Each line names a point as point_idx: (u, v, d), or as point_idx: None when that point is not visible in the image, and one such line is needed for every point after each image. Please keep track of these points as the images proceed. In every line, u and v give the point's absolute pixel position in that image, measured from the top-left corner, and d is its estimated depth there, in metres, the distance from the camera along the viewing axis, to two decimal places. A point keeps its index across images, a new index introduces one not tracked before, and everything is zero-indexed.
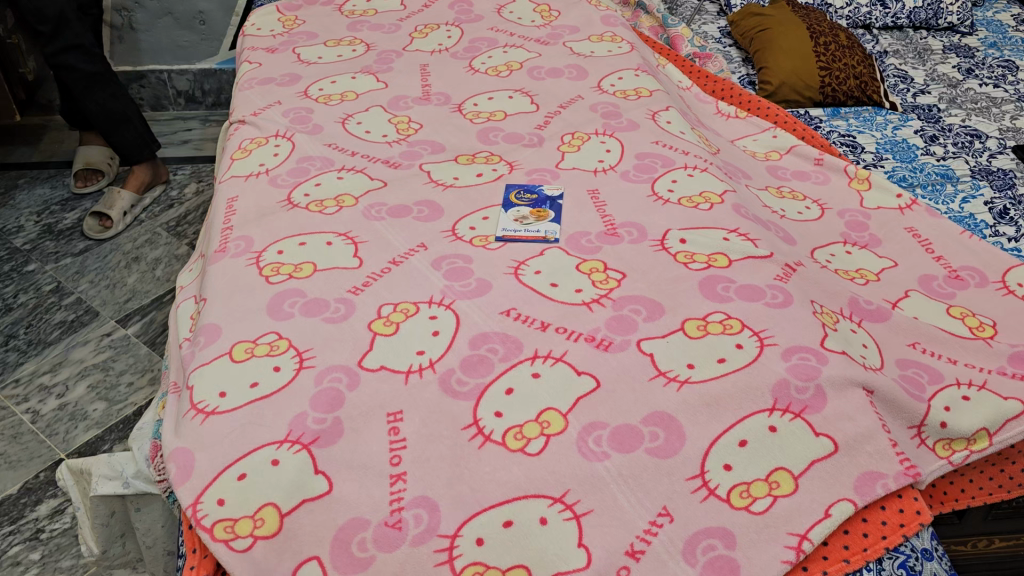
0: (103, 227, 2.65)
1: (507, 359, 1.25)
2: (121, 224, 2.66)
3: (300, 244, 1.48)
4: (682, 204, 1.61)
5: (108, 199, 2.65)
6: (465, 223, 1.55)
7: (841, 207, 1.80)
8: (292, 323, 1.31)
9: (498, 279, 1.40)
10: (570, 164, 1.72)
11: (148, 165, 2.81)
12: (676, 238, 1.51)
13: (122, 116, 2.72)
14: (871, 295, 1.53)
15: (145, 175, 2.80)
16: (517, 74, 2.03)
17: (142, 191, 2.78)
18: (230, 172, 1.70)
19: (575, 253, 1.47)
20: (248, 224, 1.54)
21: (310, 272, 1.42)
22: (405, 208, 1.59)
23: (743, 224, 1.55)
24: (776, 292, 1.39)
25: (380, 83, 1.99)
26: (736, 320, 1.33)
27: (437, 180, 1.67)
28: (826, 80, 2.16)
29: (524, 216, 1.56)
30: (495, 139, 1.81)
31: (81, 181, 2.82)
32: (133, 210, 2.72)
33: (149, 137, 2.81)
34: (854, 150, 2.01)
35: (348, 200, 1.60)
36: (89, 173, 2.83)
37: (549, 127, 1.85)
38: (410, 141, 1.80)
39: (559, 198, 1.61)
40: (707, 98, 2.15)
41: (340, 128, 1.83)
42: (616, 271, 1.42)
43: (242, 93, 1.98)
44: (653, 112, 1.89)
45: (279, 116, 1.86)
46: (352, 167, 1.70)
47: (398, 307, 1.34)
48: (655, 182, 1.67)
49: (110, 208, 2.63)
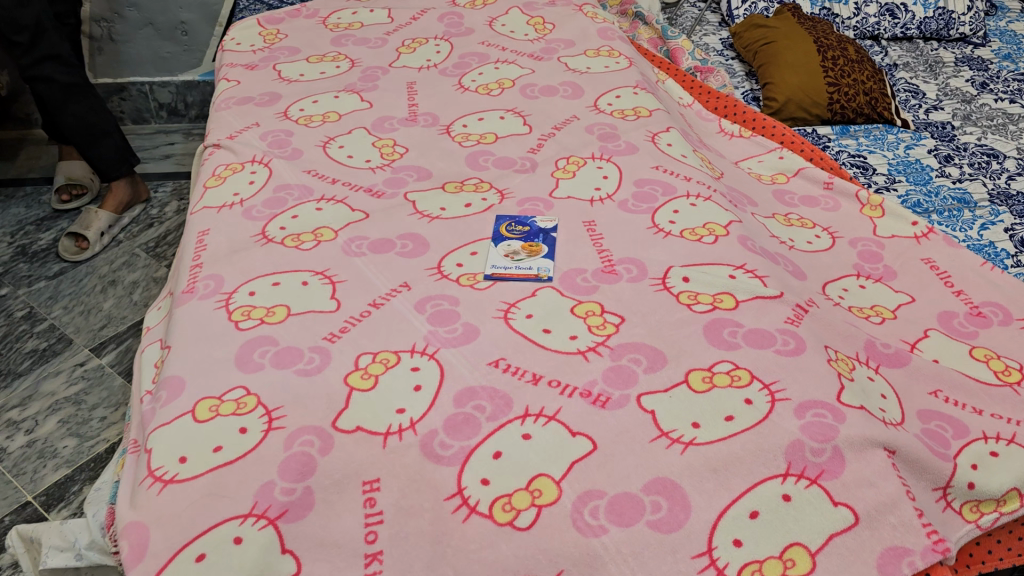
0: (79, 249, 2.54)
1: (495, 418, 1.14)
2: (98, 245, 2.55)
3: (273, 283, 1.37)
4: (685, 236, 1.50)
5: (84, 219, 2.55)
6: (452, 259, 1.45)
7: (854, 235, 1.70)
8: (262, 376, 1.20)
9: (487, 325, 1.30)
10: (565, 192, 1.62)
11: (127, 181, 2.71)
12: (679, 276, 1.40)
13: (100, 130, 2.59)
14: (888, 336, 1.43)
15: (124, 193, 2.69)
16: (510, 93, 1.92)
17: (120, 211, 2.68)
18: (202, 203, 1.59)
19: (570, 294, 1.36)
20: (219, 261, 1.43)
21: (284, 316, 1.31)
22: (388, 243, 1.48)
23: (751, 260, 1.45)
24: (788, 338, 1.28)
25: (365, 103, 1.89)
26: (745, 370, 1.22)
27: (423, 210, 1.57)
28: (834, 96, 2.05)
29: (516, 251, 1.46)
30: (484, 164, 1.70)
31: (64, 195, 2.71)
32: (111, 230, 2.62)
33: (128, 151, 2.69)
34: (864, 171, 1.91)
35: (327, 234, 1.50)
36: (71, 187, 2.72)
37: (542, 151, 1.74)
38: (395, 167, 1.69)
39: (552, 231, 1.50)
40: (709, 116, 2.04)
41: (321, 152, 1.73)
42: (614, 314, 1.32)
43: (218, 113, 1.87)
44: (653, 134, 1.78)
45: (256, 140, 1.76)
46: (332, 197, 1.60)
47: (377, 357, 1.23)
48: (655, 212, 1.56)
49: (86, 229, 2.53)
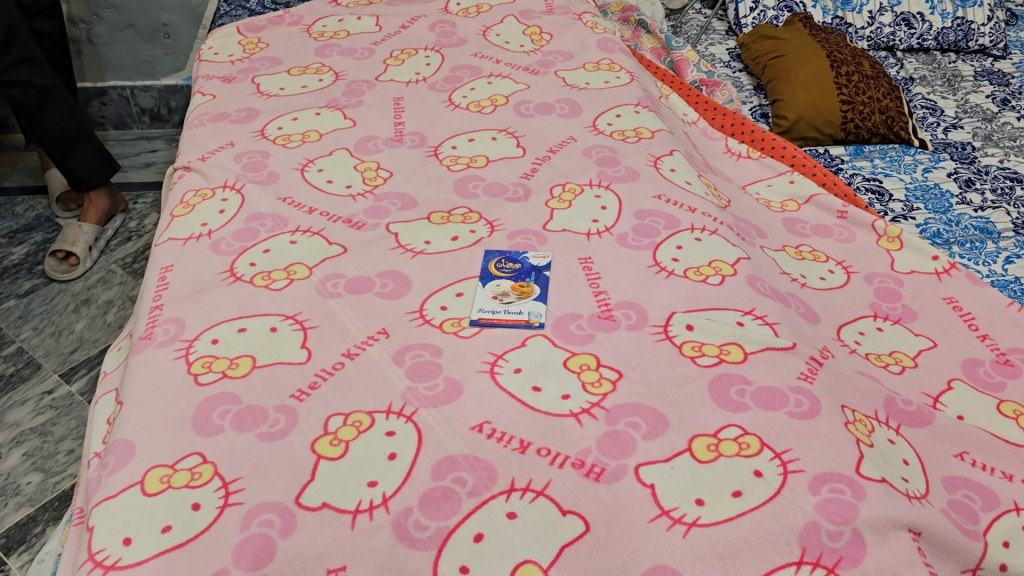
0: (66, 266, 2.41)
1: (477, 494, 1.03)
2: (89, 259, 2.43)
3: (239, 330, 1.26)
4: (688, 277, 1.38)
5: (68, 234, 2.42)
6: (435, 302, 1.33)
7: (870, 269, 1.58)
8: (221, 440, 1.09)
9: (470, 380, 1.18)
10: (560, 224, 1.50)
11: (106, 192, 2.59)
12: (682, 323, 1.28)
13: (78, 136, 2.45)
14: (909, 389, 1.31)
15: (105, 203, 2.57)
16: (503, 111, 1.80)
17: (102, 223, 2.56)
18: (167, 234, 1.48)
19: (563, 344, 1.24)
20: (182, 302, 1.31)
21: (249, 369, 1.19)
22: (366, 282, 1.37)
23: (759, 305, 1.33)
24: (801, 398, 1.17)
25: (348, 120, 1.77)
26: (754, 437, 1.11)
27: (405, 244, 1.45)
28: (848, 115, 1.93)
29: (505, 292, 1.34)
30: (473, 191, 1.59)
31: (66, 205, 2.63)
32: (98, 244, 2.50)
33: (107, 156, 2.56)
34: (880, 197, 1.79)
35: (300, 271, 1.38)
36: (71, 195, 2.64)
37: (536, 177, 1.62)
38: (377, 194, 1.57)
39: (545, 269, 1.39)
40: (715, 135, 1.92)
41: (298, 177, 1.61)
42: (611, 369, 1.20)
43: (191, 131, 1.75)
44: (655, 159, 1.66)
45: (230, 162, 1.64)
46: (308, 228, 1.48)
47: (349, 420, 1.12)
48: (657, 248, 1.44)
49: (73, 245, 2.40)
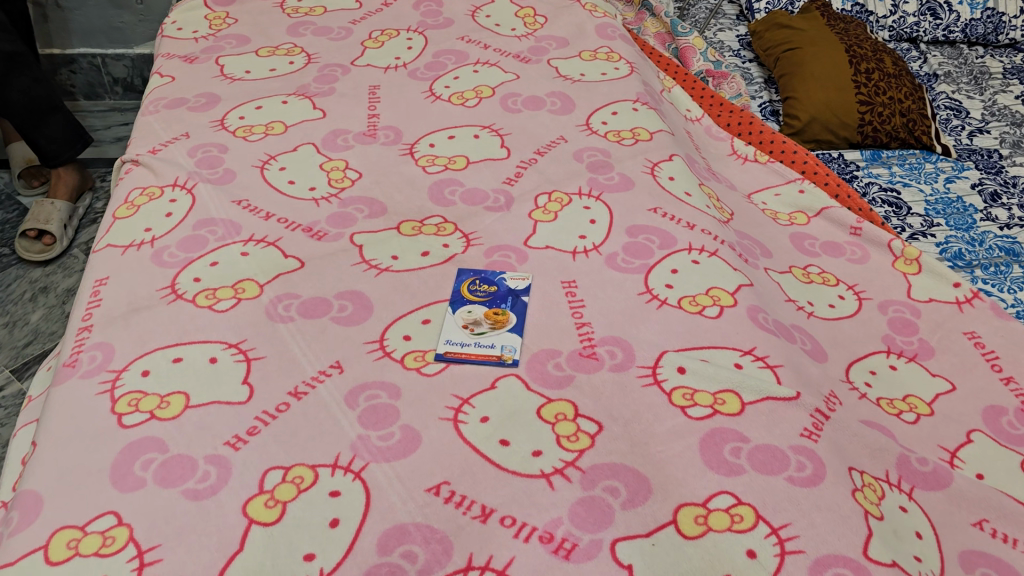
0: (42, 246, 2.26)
1: (428, 572, 0.90)
2: (65, 239, 2.29)
3: (173, 359, 1.12)
4: (683, 307, 1.24)
5: (40, 212, 2.26)
6: (397, 330, 1.19)
7: (884, 296, 1.43)
8: (140, 498, 0.96)
9: (430, 430, 1.04)
10: (543, 240, 1.35)
11: (74, 169, 2.41)
12: (673, 364, 1.14)
13: (47, 105, 2.28)
14: (924, 443, 1.18)
15: (74, 179, 2.41)
16: (488, 104, 1.64)
17: (72, 199, 2.40)
18: (107, 239, 1.33)
19: (537, 387, 1.10)
20: (113, 324, 1.17)
21: (180, 409, 1.06)
22: (323, 303, 1.22)
23: (760, 342, 1.19)
24: (802, 459, 1.03)
25: (317, 111, 1.61)
26: (748, 507, 0.97)
27: (370, 260, 1.30)
28: (866, 116, 1.76)
29: (476, 320, 1.20)
30: (449, 198, 1.43)
31: (30, 180, 2.48)
32: (71, 223, 2.35)
33: (80, 129, 2.39)
34: (897, 210, 1.64)
35: (249, 289, 1.24)
36: (36, 172, 2.48)
37: (519, 182, 1.47)
38: (343, 198, 1.42)
39: (522, 293, 1.25)
40: (720, 134, 1.77)
41: (257, 176, 1.46)
42: (589, 420, 1.06)
43: (144, 118, 1.60)
44: (652, 165, 1.51)
45: (183, 157, 1.49)
46: (263, 238, 1.33)
47: (289, 475, 0.99)
48: (650, 271, 1.29)
49: (47, 223, 2.25)
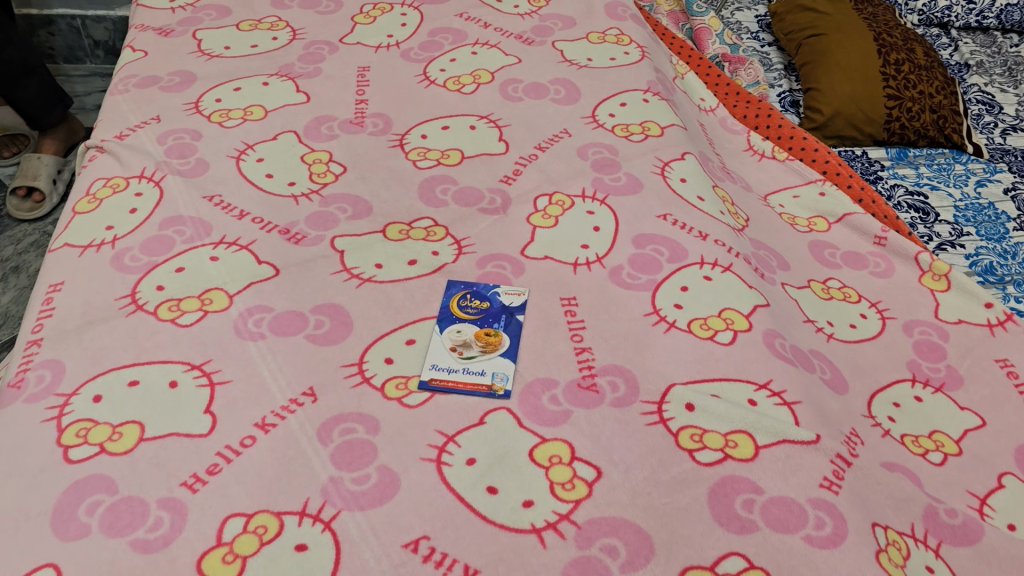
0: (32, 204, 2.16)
1: None
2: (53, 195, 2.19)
3: (129, 382, 1.02)
4: (693, 331, 1.13)
5: (27, 167, 2.16)
6: (377, 352, 1.08)
7: (909, 316, 1.32)
8: (83, 548, 0.86)
9: (409, 472, 0.94)
10: (542, 249, 1.23)
11: (60, 125, 2.30)
12: (681, 399, 1.03)
13: (22, 67, 2.12)
14: (951, 490, 1.07)
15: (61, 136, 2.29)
16: (486, 90, 1.51)
17: (63, 154, 2.30)
18: (65, 238, 1.22)
19: (530, 424, 1.00)
20: (65, 339, 1.07)
21: (134, 442, 0.96)
22: (297, 319, 1.11)
23: (776, 374, 1.08)
24: (822, 515, 0.93)
25: (300, 95, 1.49)
26: (760, 572, 0.87)
27: (351, 268, 1.19)
28: (894, 111, 1.63)
29: (466, 342, 1.09)
30: (441, 197, 1.32)
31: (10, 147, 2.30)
32: (60, 177, 2.26)
33: (57, 89, 2.25)
34: (924, 217, 1.51)
35: (217, 300, 1.13)
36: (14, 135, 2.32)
37: (518, 181, 1.35)
38: (325, 195, 1.31)
39: (517, 312, 1.14)
40: (736, 127, 1.64)
41: (232, 169, 1.34)
42: (587, 465, 0.96)
43: (113, 98, 1.47)
44: (662, 164, 1.38)
45: (152, 144, 1.37)
46: (235, 240, 1.21)
47: (251, 524, 0.89)
48: (657, 288, 1.18)
49: (36, 178, 2.15)
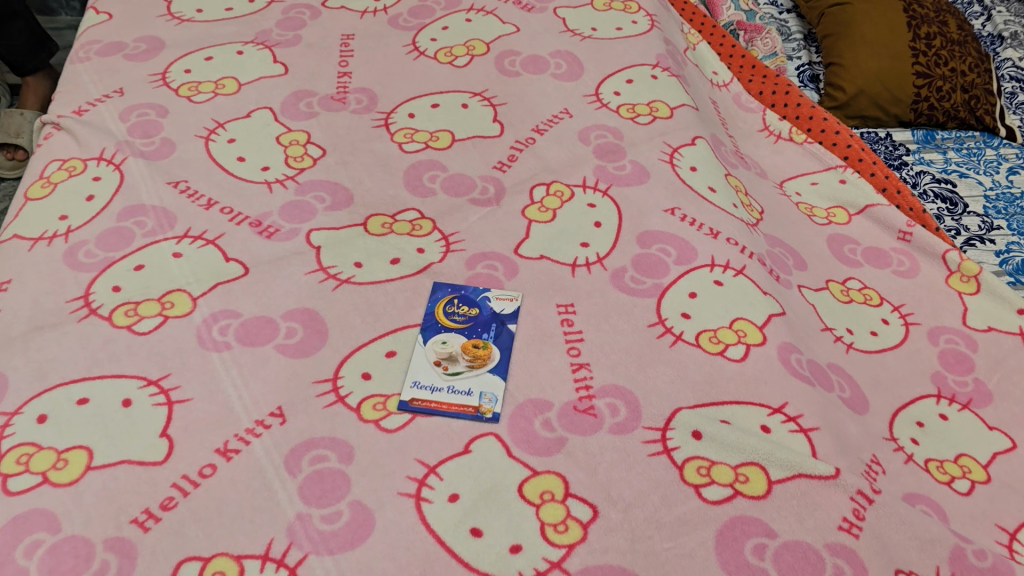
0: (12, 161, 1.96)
1: None
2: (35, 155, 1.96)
3: (78, 400, 0.92)
4: (701, 345, 1.03)
5: (7, 123, 1.92)
6: (354, 366, 0.98)
7: (934, 322, 1.22)
8: None
9: (384, 510, 0.85)
10: (538, 247, 1.13)
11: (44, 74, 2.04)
12: (687, 426, 0.94)
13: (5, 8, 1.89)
14: (979, 524, 0.98)
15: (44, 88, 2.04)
16: (480, 64, 1.39)
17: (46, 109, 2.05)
18: (14, 228, 1.11)
19: (521, 454, 0.91)
20: (8, 347, 0.96)
21: (81, 471, 0.86)
22: (267, 326, 1.01)
23: (791, 396, 0.99)
24: (840, 563, 0.84)
25: (278, 66, 1.37)
26: None
27: (328, 267, 1.08)
28: (923, 91, 1.51)
29: (452, 355, 0.99)
30: (428, 185, 1.20)
31: None
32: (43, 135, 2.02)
33: (42, 34, 2.01)
34: (952, 208, 1.40)
35: (179, 304, 1.02)
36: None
37: (513, 168, 1.23)
38: (301, 182, 1.19)
39: (508, 321, 1.04)
40: (751, 105, 1.52)
41: (201, 150, 1.22)
42: (582, 502, 0.87)
43: (73, 66, 1.35)
44: (671, 151, 1.27)
45: (113, 122, 1.25)
46: (200, 234, 1.11)
47: (208, 570, 0.80)
48: (664, 295, 1.08)
49: (18, 136, 1.92)
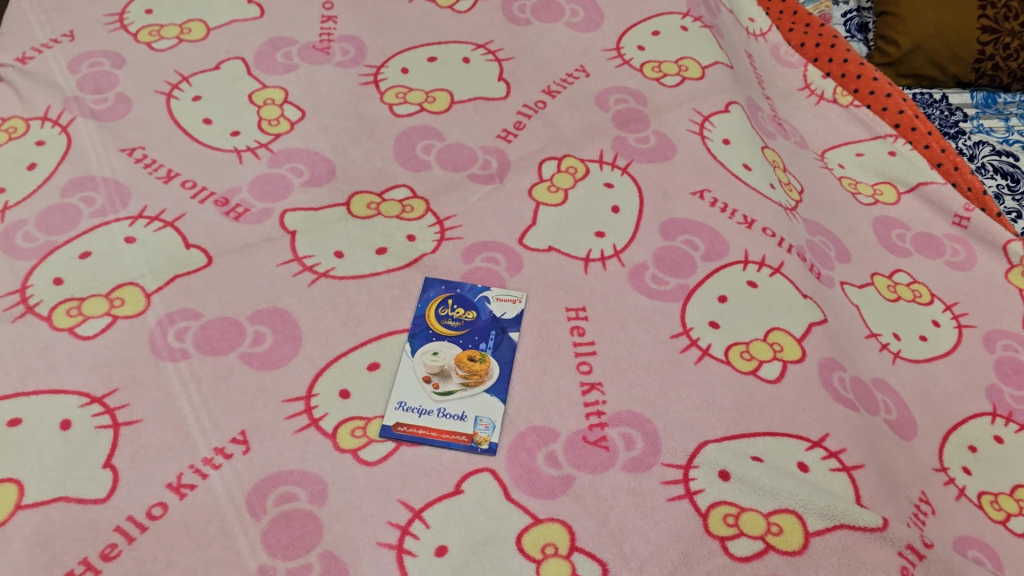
0: None
1: None
2: None
3: (10, 421, 0.80)
4: (732, 362, 0.89)
5: None
6: (330, 382, 0.85)
7: (991, 324, 1.07)
8: None
9: (361, 565, 0.73)
10: (545, 236, 0.98)
11: None
12: (714, 464, 0.81)
13: None
14: None
15: None
16: (483, 10, 1.22)
17: None
18: None
19: (520, 496, 0.78)
20: None
21: (10, 511, 0.75)
22: (232, 329, 0.88)
23: (833, 426, 0.86)
24: None
25: (253, 8, 1.20)
26: None
27: (304, 257, 0.94)
28: (988, 48, 1.31)
29: (444, 370, 0.86)
30: (422, 157, 1.05)
31: None
32: None
33: None
34: (1013, 185, 1.22)
35: (130, 301, 0.89)
36: None
37: (519, 138, 1.08)
38: (276, 150, 1.04)
39: (510, 327, 0.90)
40: (790, 58, 1.34)
41: (161, 109, 1.07)
42: (590, 558, 0.75)
43: (17, 3, 1.18)
44: (702, 119, 1.11)
45: (61, 74, 1.09)
46: (157, 214, 0.96)
47: None
48: (690, 299, 0.93)
49: None
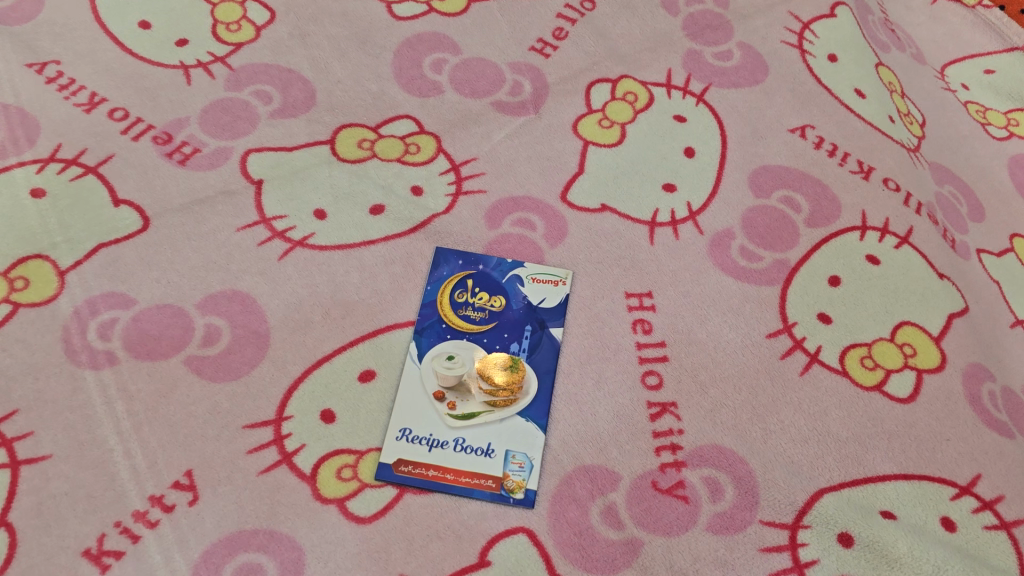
0: None
1: None
2: None
3: None
4: (849, 373, 0.66)
5: None
6: (308, 400, 0.63)
7: None
8: None
9: None
10: (597, 188, 0.74)
11: None
12: (832, 523, 0.59)
13: None
14: None
15: None
16: None
17: None
18: None
19: (567, 571, 0.57)
20: None
21: None
22: (176, 321, 0.65)
23: (986, 465, 0.64)
24: None
25: None
26: None
27: (274, 219, 0.70)
28: None
29: (463, 384, 0.63)
30: (431, 76, 0.79)
31: None
32: None
33: None
34: None
35: (36, 281, 0.65)
36: None
37: (560, 51, 0.81)
38: (237, 66, 0.78)
39: (550, 321, 0.67)
40: None
41: (83, 7, 0.80)
42: None
43: None
44: (800, 31, 0.85)
45: None
46: (76, 156, 0.71)
47: None
48: (792, 283, 0.70)
49: None
